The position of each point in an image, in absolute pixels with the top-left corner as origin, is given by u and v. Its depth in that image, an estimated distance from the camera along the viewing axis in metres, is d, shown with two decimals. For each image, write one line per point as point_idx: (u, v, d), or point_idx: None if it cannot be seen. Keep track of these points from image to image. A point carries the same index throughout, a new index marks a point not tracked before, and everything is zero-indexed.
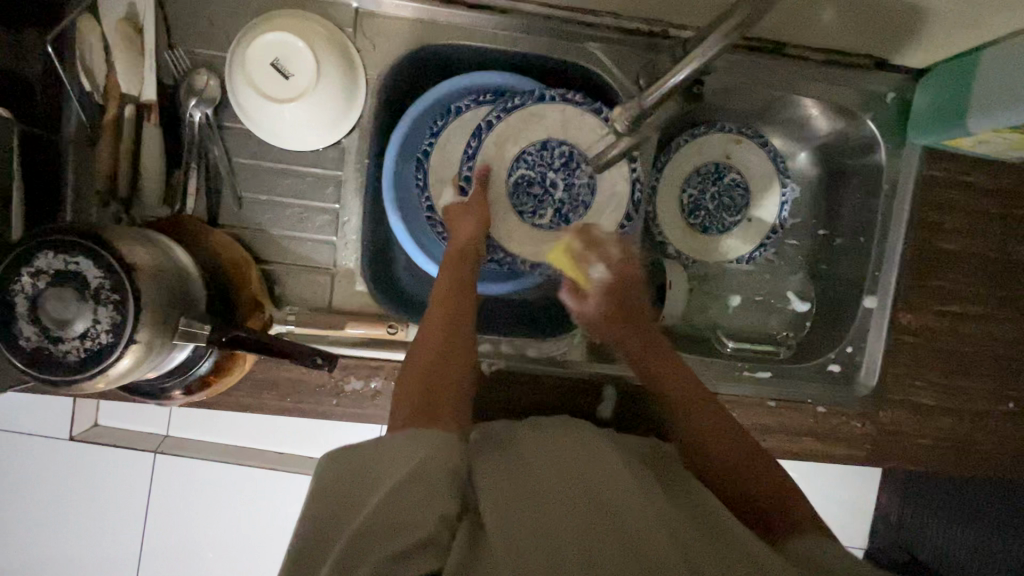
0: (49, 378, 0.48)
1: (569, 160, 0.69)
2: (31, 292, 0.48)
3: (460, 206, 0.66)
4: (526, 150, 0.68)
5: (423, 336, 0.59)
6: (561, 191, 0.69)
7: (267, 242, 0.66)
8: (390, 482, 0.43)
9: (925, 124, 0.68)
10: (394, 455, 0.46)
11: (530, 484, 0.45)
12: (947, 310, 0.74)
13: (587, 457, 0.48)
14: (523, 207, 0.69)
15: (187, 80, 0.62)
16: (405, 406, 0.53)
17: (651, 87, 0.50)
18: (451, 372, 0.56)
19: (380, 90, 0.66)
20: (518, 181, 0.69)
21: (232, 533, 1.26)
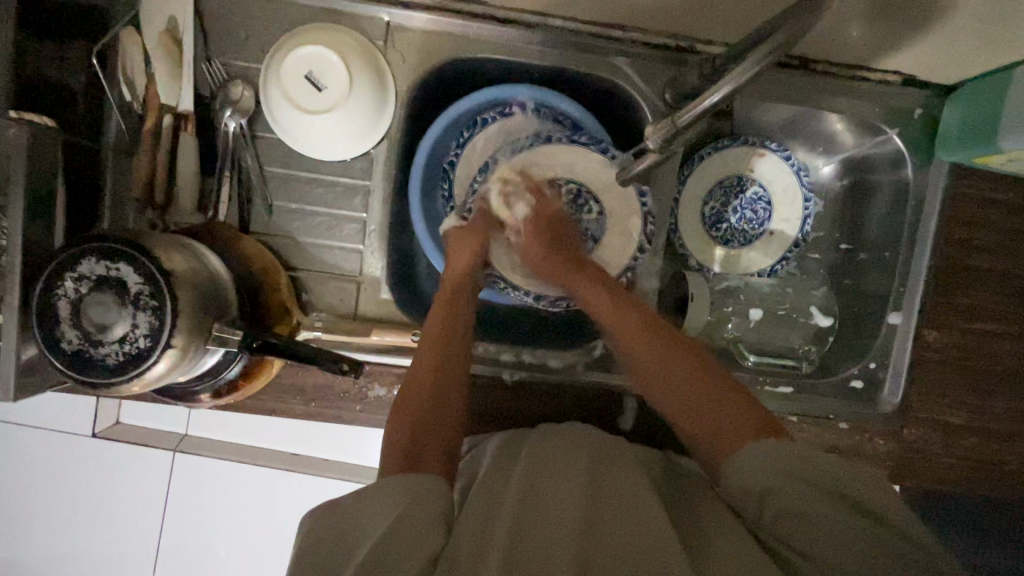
0: (88, 380, 0.50)
1: (576, 199, 0.69)
2: (74, 296, 0.50)
3: (459, 235, 0.66)
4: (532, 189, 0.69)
5: (409, 383, 0.62)
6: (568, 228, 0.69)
7: (296, 249, 0.67)
8: (372, 538, 0.47)
9: (956, 142, 0.68)
10: (370, 509, 0.50)
11: (511, 514, 0.51)
12: (974, 328, 0.73)
13: (562, 488, 0.54)
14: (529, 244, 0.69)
15: (223, 91, 0.64)
16: (394, 450, 0.57)
17: (685, 109, 0.51)
18: (439, 415, 0.60)
19: (409, 102, 0.67)
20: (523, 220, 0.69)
21: (248, 533, 1.27)
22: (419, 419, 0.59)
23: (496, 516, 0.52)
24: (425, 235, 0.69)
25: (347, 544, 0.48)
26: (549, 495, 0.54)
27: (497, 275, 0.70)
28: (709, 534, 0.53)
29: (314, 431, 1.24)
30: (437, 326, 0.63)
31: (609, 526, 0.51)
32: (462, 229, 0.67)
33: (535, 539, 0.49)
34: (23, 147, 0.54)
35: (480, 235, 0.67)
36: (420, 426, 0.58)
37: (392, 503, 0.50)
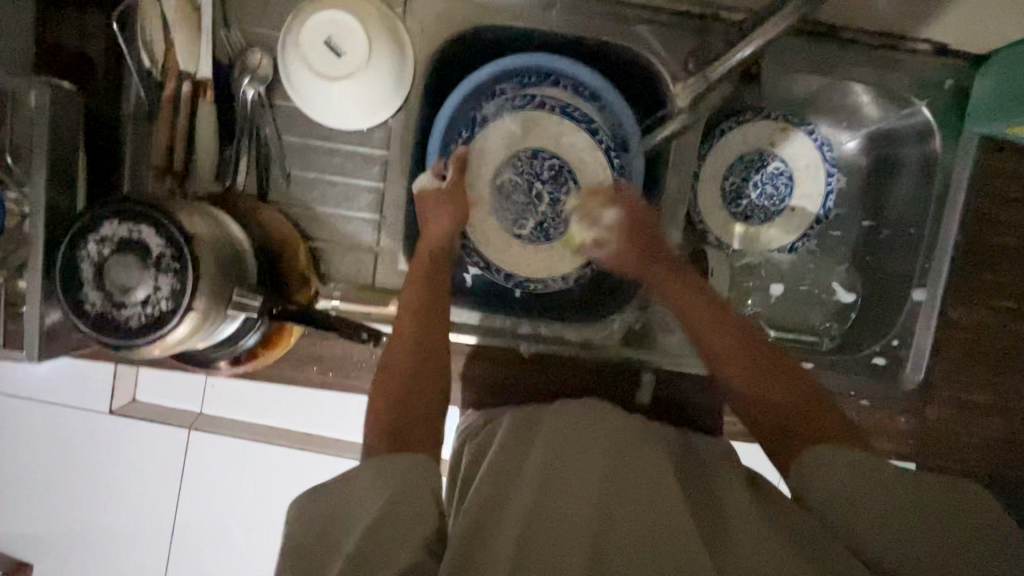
0: (111, 342, 0.50)
1: (558, 174, 0.70)
2: (97, 259, 0.50)
3: (437, 201, 0.66)
4: (518, 155, 0.70)
5: (393, 359, 0.63)
6: (544, 204, 0.70)
7: (314, 219, 0.67)
8: (365, 519, 0.47)
9: (986, 114, 0.66)
10: (364, 490, 0.50)
11: (535, 496, 0.51)
12: (1001, 306, 0.71)
13: (588, 472, 0.54)
14: (503, 210, 0.71)
15: (241, 58, 0.63)
16: (376, 426, 0.60)
17: (719, 63, 0.59)
18: (420, 383, 0.63)
19: (427, 71, 0.66)
20: (504, 185, 0.70)
21: (262, 512, 1.29)
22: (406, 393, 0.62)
23: (506, 507, 0.51)
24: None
25: (340, 524, 0.48)
26: (564, 477, 0.53)
27: (472, 246, 0.70)
28: (723, 505, 0.54)
29: (328, 411, 1.24)
30: (414, 297, 0.64)
31: (633, 513, 0.51)
32: (443, 193, 0.66)
33: (553, 520, 0.49)
34: (45, 110, 0.54)
35: (456, 202, 0.66)
36: (405, 399, 0.62)
37: (385, 484, 0.50)
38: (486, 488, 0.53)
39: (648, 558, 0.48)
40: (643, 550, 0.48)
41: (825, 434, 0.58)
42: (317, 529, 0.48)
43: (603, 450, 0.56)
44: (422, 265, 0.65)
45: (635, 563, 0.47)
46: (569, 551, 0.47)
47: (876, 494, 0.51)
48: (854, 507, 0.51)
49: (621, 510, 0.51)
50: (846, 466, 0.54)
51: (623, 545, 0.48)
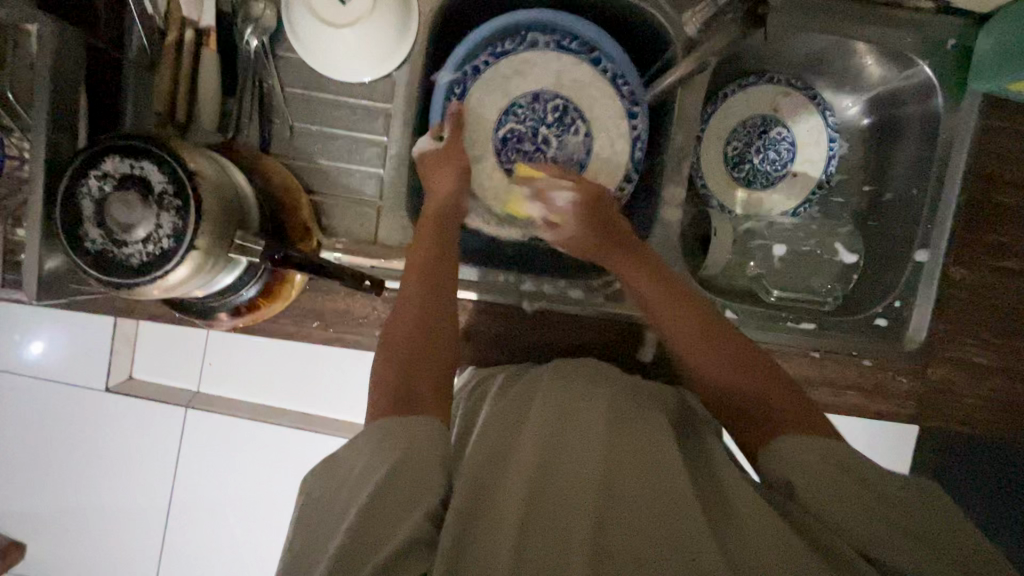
0: (110, 280, 0.49)
1: (562, 114, 0.68)
2: (97, 195, 0.49)
3: (436, 156, 0.65)
4: (516, 102, 0.68)
5: (395, 320, 0.59)
6: (553, 148, 0.69)
7: (316, 173, 0.67)
8: (365, 491, 0.45)
9: (990, 69, 0.65)
10: (364, 461, 0.48)
11: (530, 484, 0.48)
12: (1003, 267, 0.71)
13: (584, 456, 0.51)
14: (512, 165, 0.69)
15: (245, 8, 0.63)
16: (379, 403, 0.53)
17: None
18: (427, 335, 0.58)
19: (432, 23, 0.66)
20: (506, 135, 0.68)
21: (251, 497, 1.25)
22: (417, 351, 0.57)
23: (500, 487, 0.49)
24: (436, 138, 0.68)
25: (343, 497, 0.46)
26: (557, 454, 0.51)
27: (482, 206, 0.69)
28: (725, 483, 0.52)
29: (325, 390, 1.23)
30: (420, 256, 0.61)
31: (632, 503, 0.48)
32: (439, 152, 0.65)
33: (552, 512, 0.46)
34: (47, 48, 0.53)
35: (457, 154, 0.65)
36: (416, 357, 0.56)
37: (387, 453, 0.47)
38: (478, 465, 0.51)
39: (648, 534, 0.45)
40: (648, 528, 0.46)
41: (787, 420, 0.54)
42: (321, 508, 0.46)
43: (598, 423, 0.55)
44: (428, 224, 0.63)
45: (641, 545, 0.45)
46: (571, 533, 0.45)
47: (840, 488, 0.48)
48: (835, 501, 0.47)
49: (623, 491, 0.49)
50: (811, 464, 0.50)
51: (625, 538, 0.45)
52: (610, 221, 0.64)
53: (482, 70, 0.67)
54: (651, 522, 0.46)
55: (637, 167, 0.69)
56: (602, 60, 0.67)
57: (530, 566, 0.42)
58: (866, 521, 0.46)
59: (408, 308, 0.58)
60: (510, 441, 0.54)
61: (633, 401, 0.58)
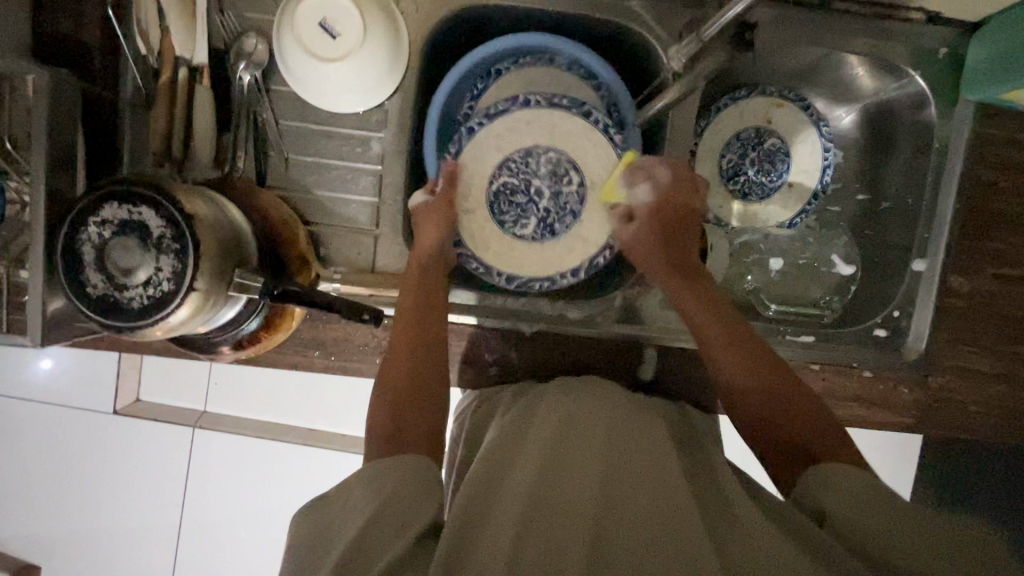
0: (112, 324, 0.49)
1: (556, 167, 0.66)
2: (98, 242, 0.49)
3: (427, 208, 0.64)
4: (510, 157, 0.66)
5: (390, 362, 0.61)
6: (546, 200, 0.66)
7: (313, 204, 0.68)
8: (355, 525, 0.45)
9: (983, 81, 0.65)
10: (358, 496, 0.49)
11: (528, 495, 0.48)
12: (1001, 274, 0.71)
13: (586, 470, 0.51)
14: (503, 216, 0.67)
15: (238, 44, 0.64)
16: (376, 437, 0.57)
17: (710, 21, 0.56)
18: (419, 378, 0.60)
19: (423, 51, 0.66)
20: (499, 189, 0.66)
21: (260, 514, 1.25)
22: (407, 397, 0.59)
23: (501, 499, 0.48)
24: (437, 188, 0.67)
25: (333, 532, 0.46)
26: (556, 467, 0.51)
27: (468, 254, 0.67)
28: (733, 500, 0.51)
29: (331, 406, 1.23)
30: (408, 302, 0.63)
31: (634, 523, 0.47)
32: (429, 203, 0.65)
33: (554, 523, 0.46)
34: (43, 95, 0.54)
35: (448, 206, 0.65)
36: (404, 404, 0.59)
37: (378, 490, 0.48)
38: (482, 476, 0.51)
39: (646, 551, 0.45)
40: (643, 536, 0.46)
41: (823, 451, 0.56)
42: (314, 538, 0.46)
43: (599, 438, 0.54)
44: (411, 272, 0.64)
45: (639, 555, 0.44)
46: (569, 542, 0.44)
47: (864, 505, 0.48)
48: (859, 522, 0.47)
49: (621, 506, 0.48)
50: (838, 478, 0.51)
51: (620, 553, 0.44)
52: (685, 229, 0.68)
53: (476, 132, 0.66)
54: (648, 533, 0.46)
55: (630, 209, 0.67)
56: (594, 113, 0.66)
57: (527, 568, 0.42)
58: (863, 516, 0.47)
59: (399, 354, 0.61)
60: (509, 454, 0.54)
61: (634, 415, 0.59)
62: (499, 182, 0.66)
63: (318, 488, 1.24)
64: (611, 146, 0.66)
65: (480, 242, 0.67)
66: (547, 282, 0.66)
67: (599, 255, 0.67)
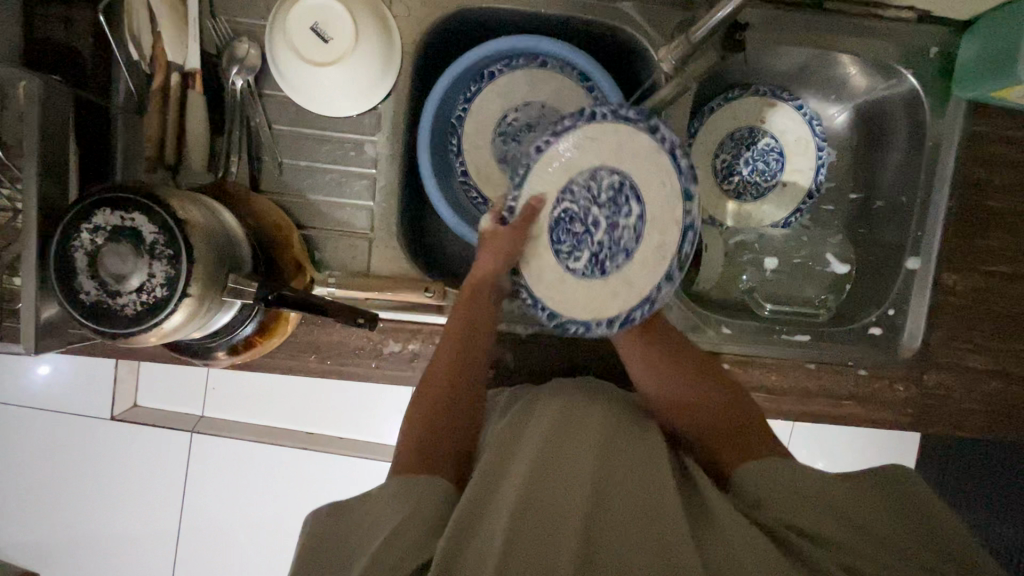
0: (107, 331, 0.49)
1: (617, 194, 0.59)
2: (90, 249, 0.49)
3: (492, 234, 0.61)
4: (573, 180, 0.60)
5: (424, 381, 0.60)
6: (601, 232, 0.60)
7: (307, 208, 0.68)
8: (378, 539, 0.46)
9: (974, 78, 0.65)
10: (377, 512, 0.49)
11: (524, 495, 0.48)
12: (995, 270, 0.72)
13: (579, 472, 0.51)
14: (559, 245, 0.61)
15: (230, 49, 0.64)
16: (406, 451, 0.55)
17: (700, 22, 0.55)
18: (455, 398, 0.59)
19: (415, 54, 0.66)
20: (558, 215, 0.60)
21: (259, 518, 1.25)
22: (438, 420, 0.57)
23: (495, 500, 0.48)
24: (440, 199, 0.66)
25: (358, 544, 0.46)
26: (551, 469, 0.51)
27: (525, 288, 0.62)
28: (711, 504, 0.51)
29: (332, 409, 1.23)
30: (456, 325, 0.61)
31: (623, 527, 0.47)
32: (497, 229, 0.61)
33: (548, 526, 0.45)
34: (35, 102, 0.54)
35: (515, 237, 0.60)
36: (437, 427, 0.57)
37: (398, 505, 0.49)
38: (477, 478, 0.50)
39: (633, 555, 0.45)
40: (632, 541, 0.46)
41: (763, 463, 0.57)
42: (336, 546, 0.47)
43: (593, 441, 0.54)
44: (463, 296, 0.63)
45: (627, 558, 0.44)
46: (560, 543, 0.44)
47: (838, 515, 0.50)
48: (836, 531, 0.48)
49: (612, 509, 0.48)
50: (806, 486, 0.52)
51: (609, 555, 0.45)
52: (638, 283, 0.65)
53: (541, 152, 0.60)
54: (636, 535, 0.46)
55: (684, 263, 0.59)
56: (663, 129, 0.57)
57: (519, 569, 0.42)
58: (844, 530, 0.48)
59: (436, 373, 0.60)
60: (504, 457, 0.53)
61: (627, 424, 0.58)
62: (561, 209, 0.60)
63: (318, 491, 1.23)
64: (676, 176, 0.58)
65: (534, 272, 0.61)
66: (581, 329, 0.60)
67: (638, 308, 0.59)
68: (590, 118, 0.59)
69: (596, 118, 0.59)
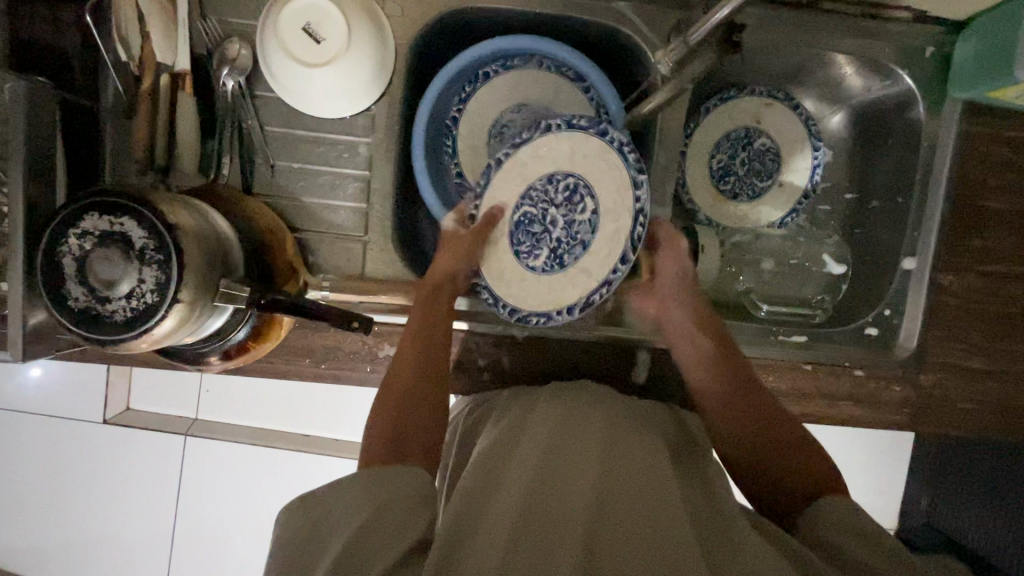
0: (96, 338, 0.48)
1: (572, 194, 0.60)
2: (78, 254, 0.48)
3: (455, 235, 0.63)
4: (531, 184, 0.61)
5: (390, 380, 0.60)
6: (558, 229, 0.60)
7: (300, 210, 0.67)
8: (347, 530, 0.45)
9: (970, 80, 0.65)
10: (347, 501, 0.48)
11: (522, 499, 0.48)
12: (990, 270, 0.72)
13: (578, 476, 0.51)
14: (520, 245, 0.61)
15: (220, 49, 0.63)
16: (373, 446, 0.55)
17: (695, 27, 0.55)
18: (430, 390, 0.59)
19: (409, 55, 0.66)
20: (519, 218, 0.61)
21: (254, 522, 1.24)
22: (403, 419, 0.57)
23: (493, 504, 0.48)
24: (435, 204, 0.66)
25: (327, 535, 0.45)
26: (549, 473, 0.51)
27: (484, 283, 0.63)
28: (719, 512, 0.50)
29: (329, 413, 1.22)
30: (417, 323, 0.61)
31: (625, 528, 0.47)
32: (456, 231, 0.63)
33: (546, 530, 0.45)
34: (20, 104, 0.53)
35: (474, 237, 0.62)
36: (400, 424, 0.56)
37: (368, 499, 0.47)
38: (475, 481, 0.50)
39: (634, 556, 0.44)
40: (633, 541, 0.46)
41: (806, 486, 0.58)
42: (307, 535, 0.46)
43: (593, 443, 0.55)
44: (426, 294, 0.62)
45: (628, 560, 0.44)
46: (559, 546, 0.44)
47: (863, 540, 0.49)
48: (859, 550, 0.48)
49: (612, 511, 0.48)
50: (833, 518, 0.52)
51: (609, 556, 0.44)
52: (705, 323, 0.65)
53: (503, 162, 0.61)
54: (638, 537, 0.46)
55: (638, 244, 0.57)
56: (611, 132, 0.58)
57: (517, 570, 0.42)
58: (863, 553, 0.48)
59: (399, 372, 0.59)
60: (502, 461, 0.53)
61: (625, 424, 0.58)
62: (520, 212, 0.61)
63: None
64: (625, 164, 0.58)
65: (494, 272, 0.62)
66: (543, 319, 0.60)
67: (596, 291, 0.58)
68: (544, 131, 0.60)
69: (550, 131, 0.60)
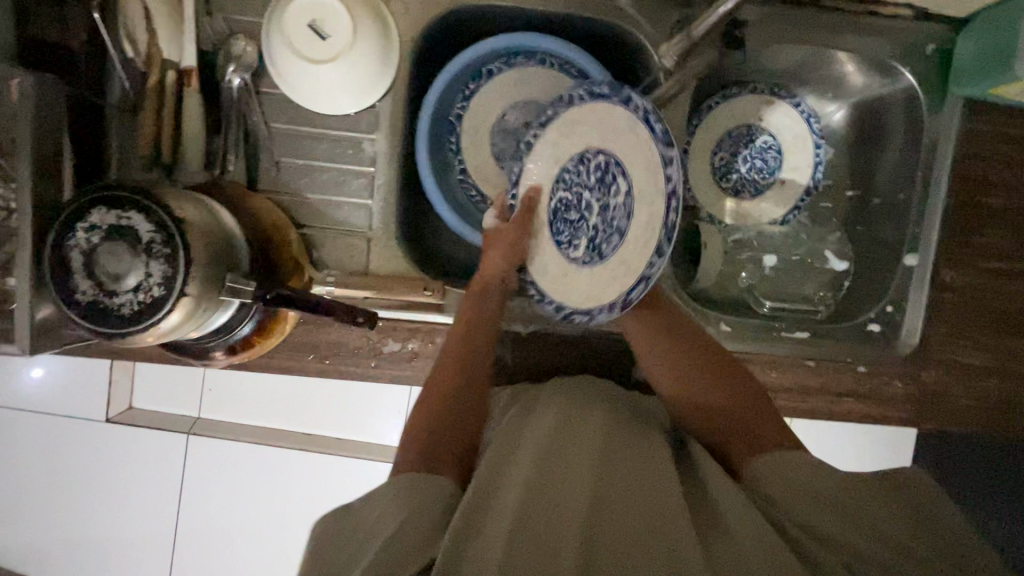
0: (103, 331, 0.49)
1: (604, 175, 0.60)
2: (86, 248, 0.48)
3: (500, 229, 0.63)
4: (564, 168, 0.62)
5: (435, 373, 0.59)
6: (594, 216, 0.61)
7: (304, 206, 0.67)
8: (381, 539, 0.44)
9: (969, 76, 0.65)
10: (381, 510, 0.47)
11: (526, 494, 0.47)
12: (992, 266, 0.72)
13: (580, 472, 0.50)
14: (560, 234, 0.63)
15: (226, 47, 0.64)
16: (411, 444, 0.54)
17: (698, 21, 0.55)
18: (473, 378, 0.59)
19: (413, 52, 0.66)
20: (556, 206, 0.63)
21: (257, 521, 1.24)
22: (447, 416, 0.56)
23: (498, 499, 0.48)
24: (440, 201, 0.66)
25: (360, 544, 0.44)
26: (551, 468, 0.50)
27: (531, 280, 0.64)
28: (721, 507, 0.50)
29: (331, 412, 1.22)
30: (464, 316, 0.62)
31: (627, 523, 0.46)
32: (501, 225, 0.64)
33: (551, 526, 0.45)
34: (29, 99, 0.53)
35: (520, 232, 0.63)
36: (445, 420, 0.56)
37: (403, 505, 0.47)
38: (479, 478, 0.50)
39: (637, 551, 0.44)
40: (635, 535, 0.46)
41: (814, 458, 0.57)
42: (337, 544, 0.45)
43: (593, 439, 0.55)
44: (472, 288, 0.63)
45: (631, 554, 0.44)
46: (564, 541, 0.44)
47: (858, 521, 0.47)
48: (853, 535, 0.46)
49: (613, 506, 0.48)
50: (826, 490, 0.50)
51: (611, 550, 0.44)
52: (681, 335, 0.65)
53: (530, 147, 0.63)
54: (638, 530, 0.46)
55: (674, 233, 0.55)
56: (631, 95, 0.56)
57: (523, 566, 0.41)
58: (856, 535, 0.46)
59: (444, 366, 0.59)
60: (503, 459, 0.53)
61: (625, 422, 0.58)
62: (557, 199, 0.63)
63: (316, 493, 1.22)
64: (653, 141, 0.56)
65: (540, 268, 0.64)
66: (586, 317, 0.61)
67: (636, 288, 0.57)
68: (566, 104, 0.60)
69: (571, 103, 0.60)
